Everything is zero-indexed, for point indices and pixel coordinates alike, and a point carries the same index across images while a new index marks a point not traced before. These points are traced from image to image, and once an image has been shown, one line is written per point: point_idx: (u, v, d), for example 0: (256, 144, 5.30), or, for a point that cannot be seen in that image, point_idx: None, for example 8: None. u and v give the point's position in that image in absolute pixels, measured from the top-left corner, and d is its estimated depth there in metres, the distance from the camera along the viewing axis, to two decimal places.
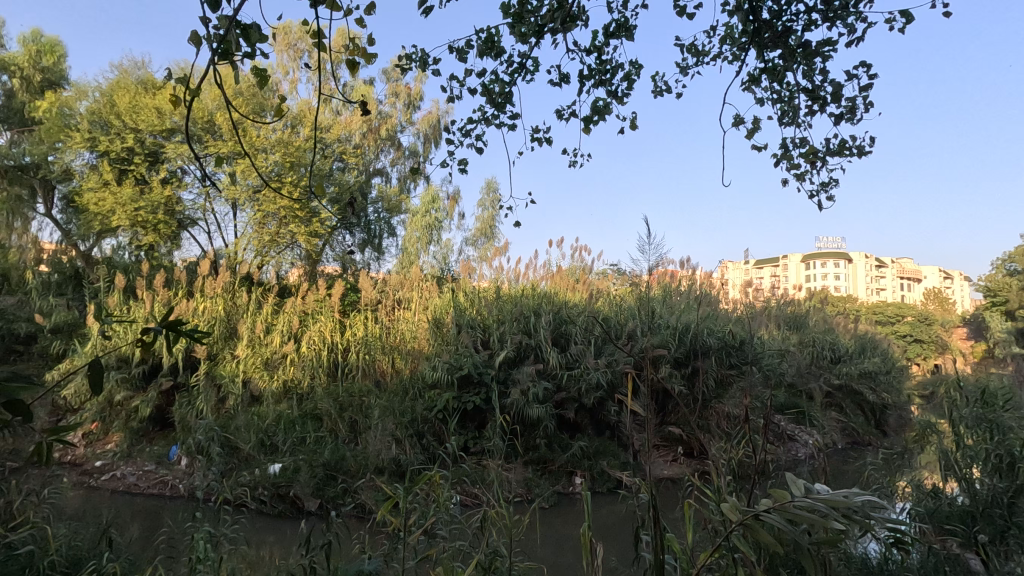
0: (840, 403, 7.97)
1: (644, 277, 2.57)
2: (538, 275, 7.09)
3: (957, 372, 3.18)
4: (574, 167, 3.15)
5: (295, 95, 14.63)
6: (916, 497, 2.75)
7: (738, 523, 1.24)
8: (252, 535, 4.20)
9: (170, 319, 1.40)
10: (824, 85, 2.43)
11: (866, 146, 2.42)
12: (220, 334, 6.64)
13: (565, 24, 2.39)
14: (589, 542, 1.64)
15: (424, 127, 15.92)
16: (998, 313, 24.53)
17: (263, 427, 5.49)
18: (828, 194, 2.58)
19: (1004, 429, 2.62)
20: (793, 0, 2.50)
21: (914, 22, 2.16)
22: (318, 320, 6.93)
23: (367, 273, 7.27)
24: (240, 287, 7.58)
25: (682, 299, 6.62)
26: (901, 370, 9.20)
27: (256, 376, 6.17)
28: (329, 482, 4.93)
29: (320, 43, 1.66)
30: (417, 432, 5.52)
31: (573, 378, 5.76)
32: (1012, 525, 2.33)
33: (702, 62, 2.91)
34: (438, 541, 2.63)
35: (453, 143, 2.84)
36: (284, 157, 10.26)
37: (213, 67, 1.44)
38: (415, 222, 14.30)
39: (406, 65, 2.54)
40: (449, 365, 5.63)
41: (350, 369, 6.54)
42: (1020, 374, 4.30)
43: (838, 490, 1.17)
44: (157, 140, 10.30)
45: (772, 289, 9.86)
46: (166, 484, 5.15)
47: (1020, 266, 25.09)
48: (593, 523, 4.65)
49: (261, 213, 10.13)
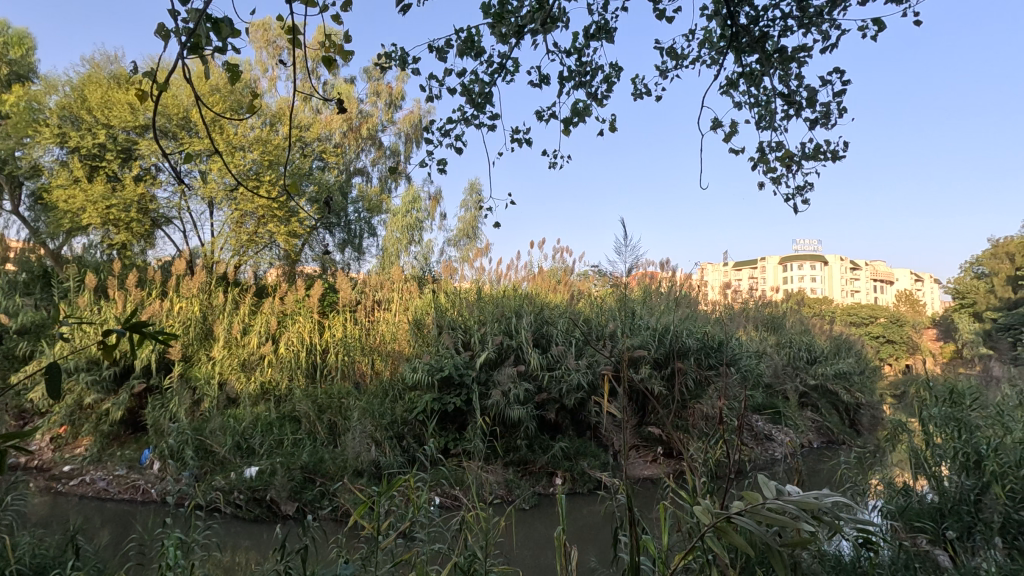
0: (815, 403, 8.11)
1: (623, 278, 2.58)
2: (520, 276, 7.09)
3: (927, 372, 3.25)
4: (555, 168, 3.15)
5: (274, 92, 14.42)
6: (887, 495, 2.79)
7: (709, 527, 1.25)
8: (226, 541, 4.12)
9: (134, 320, 1.33)
10: (800, 90, 2.47)
11: (840, 150, 2.47)
12: (196, 335, 6.51)
13: (545, 26, 2.38)
14: (563, 546, 1.63)
15: (406, 127, 15.84)
16: (967, 315, 25.20)
17: (240, 430, 5.38)
18: (804, 197, 2.61)
19: (971, 428, 2.69)
20: (769, 6, 2.54)
21: (886, 30, 2.21)
22: (297, 320, 6.84)
23: (347, 273, 7.19)
24: (217, 287, 7.44)
25: (662, 300, 6.67)
26: (875, 371, 9.39)
27: (232, 378, 6.07)
28: (307, 485, 4.83)
29: (294, 39, 1.62)
30: (397, 434, 5.48)
31: (554, 379, 5.76)
32: (979, 520, 2.39)
33: (680, 65, 2.94)
34: (415, 544, 2.58)
35: (433, 143, 2.82)
36: (263, 155, 10.11)
37: (182, 62, 1.39)
38: (396, 222, 14.16)
39: (385, 64, 2.51)
40: (430, 366, 5.59)
41: (328, 371, 6.49)
42: (986, 374, 4.42)
43: (807, 493, 1.18)
44: (130, 136, 10.05)
45: (751, 292, 10.01)
46: (138, 489, 5.02)
47: (986, 269, 25.94)
48: (573, 524, 4.64)
49: (238, 213, 9.99)
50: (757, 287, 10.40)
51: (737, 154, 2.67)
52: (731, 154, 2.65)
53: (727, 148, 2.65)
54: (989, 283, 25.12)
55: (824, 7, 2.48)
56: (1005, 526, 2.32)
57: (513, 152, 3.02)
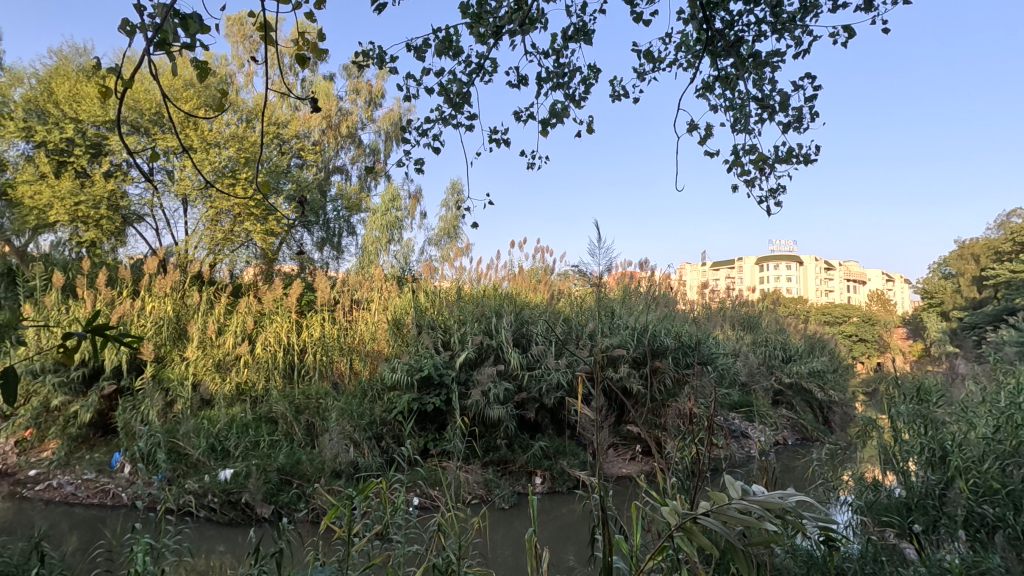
0: (790, 401, 8.27)
1: (600, 278, 2.59)
2: (500, 275, 7.08)
3: (895, 370, 3.35)
4: (533, 169, 3.15)
5: (250, 88, 14.16)
6: (857, 490, 2.84)
7: (675, 527, 1.27)
8: (200, 545, 4.06)
9: (96, 322, 1.29)
10: (773, 95, 2.51)
11: (812, 154, 2.52)
12: (169, 335, 6.38)
13: (523, 27, 2.37)
14: (534, 547, 1.63)
15: (386, 125, 15.74)
16: (934, 314, 25.95)
17: (214, 432, 5.28)
18: (776, 200, 2.65)
19: (936, 424, 2.78)
20: (744, 11, 2.58)
21: (856, 37, 2.26)
22: (274, 320, 6.76)
23: (325, 272, 7.12)
24: (191, 286, 7.28)
25: (640, 299, 6.72)
26: (847, 369, 9.59)
27: (207, 379, 5.96)
28: (283, 487, 4.76)
29: (265, 37, 1.58)
30: (376, 435, 5.44)
31: (534, 378, 5.78)
32: (943, 514, 2.45)
33: (658, 68, 2.97)
34: (392, 545, 2.55)
35: (410, 142, 2.79)
36: (239, 152, 9.97)
37: (148, 58, 1.36)
38: (376, 221, 14.03)
39: (361, 62, 2.48)
40: (409, 366, 5.56)
41: (306, 370, 6.42)
42: (953, 371, 4.54)
43: (771, 492, 1.20)
44: (100, 131, 9.79)
45: (727, 292, 10.19)
46: (107, 493, 4.89)
47: (954, 270, 26.78)
48: (551, 524, 4.65)
49: (213, 210, 9.85)
50: (734, 287, 10.58)
51: (712, 156, 2.71)
52: (705, 156, 2.69)
53: (702, 150, 2.68)
54: (956, 283, 25.92)
55: (796, 13, 2.53)
56: (968, 520, 2.38)
57: (490, 152, 3.01)
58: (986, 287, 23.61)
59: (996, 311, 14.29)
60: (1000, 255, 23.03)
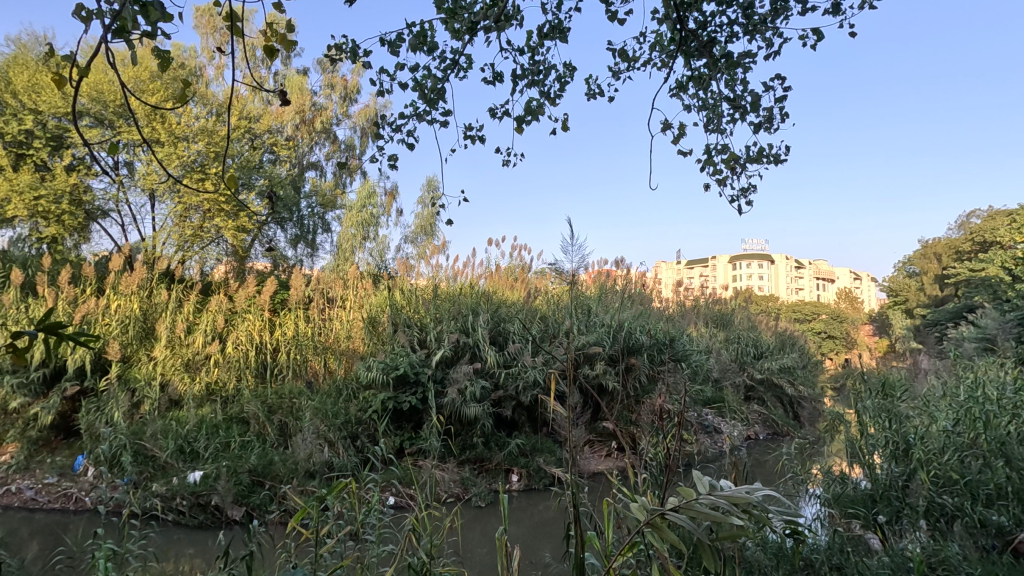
0: (761, 396, 8.44)
1: (575, 276, 2.59)
2: (477, 272, 7.04)
3: (861, 366, 3.44)
4: (508, 166, 3.14)
5: (221, 81, 13.82)
6: (825, 483, 2.90)
7: (644, 523, 1.27)
8: (168, 549, 3.95)
9: (48, 321, 1.19)
10: (744, 95, 2.55)
11: (781, 154, 2.56)
12: (135, 334, 6.20)
13: (498, 23, 2.34)
14: (505, 546, 1.62)
15: (361, 120, 15.58)
16: (899, 311, 26.80)
17: (183, 433, 5.12)
18: (748, 199, 2.68)
19: (900, 418, 2.85)
20: (717, 12, 2.60)
21: (825, 40, 2.31)
22: (245, 320, 6.64)
23: (299, 270, 7.01)
24: (159, 284, 7.08)
25: (616, 298, 6.78)
26: (816, 365, 9.82)
27: (175, 379, 5.79)
28: (255, 489, 4.66)
29: (232, 28, 1.52)
30: (351, 434, 5.37)
31: (510, 377, 5.78)
32: (906, 505, 2.51)
33: (632, 67, 2.98)
34: (367, 546, 2.49)
35: (384, 137, 2.74)
36: (209, 147, 9.73)
37: (106, 47, 1.30)
38: (351, 218, 13.82)
39: (334, 56, 2.42)
40: (384, 365, 5.50)
41: (279, 370, 6.31)
42: (916, 366, 4.69)
43: (738, 487, 1.20)
44: (61, 123, 9.43)
45: (701, 290, 10.35)
46: (69, 497, 4.70)
47: (917, 268, 27.71)
48: (527, 522, 4.64)
49: (182, 206, 9.63)
50: (708, 285, 10.77)
51: (685, 155, 2.73)
52: (679, 155, 2.71)
53: (676, 149, 2.70)
54: (919, 282, 26.76)
55: (767, 15, 2.57)
56: (929, 510, 2.45)
57: (465, 149, 2.98)
58: (947, 286, 24.46)
59: (956, 309, 14.76)
60: (960, 254, 23.87)
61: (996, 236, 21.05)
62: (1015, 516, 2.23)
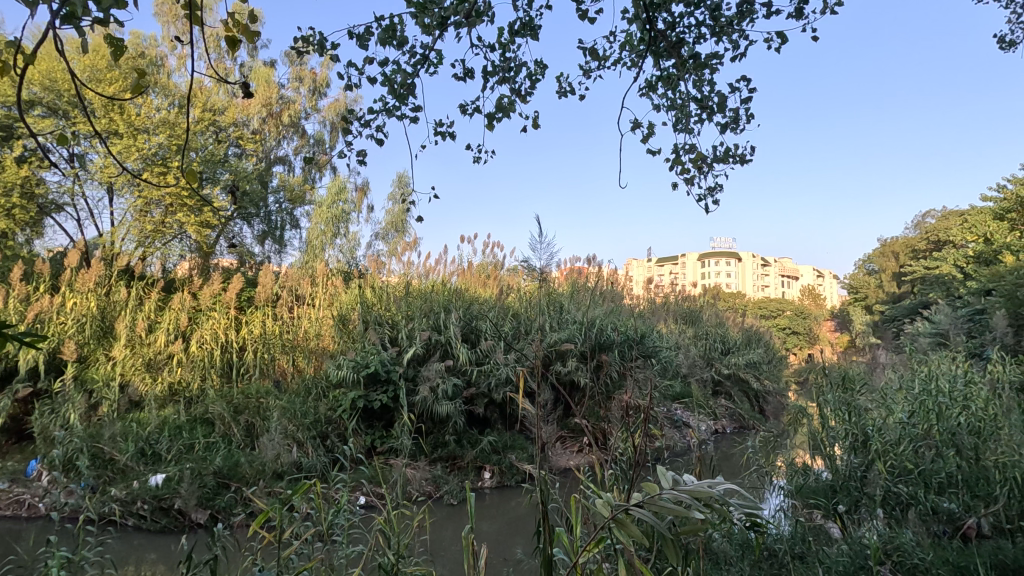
0: (728, 391, 8.63)
1: (546, 274, 2.59)
2: (449, 270, 7.00)
3: (823, 360, 3.55)
4: (480, 163, 3.12)
5: (183, 72, 13.40)
6: (789, 474, 2.98)
7: (609, 518, 1.28)
8: (127, 555, 3.81)
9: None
10: (711, 96, 2.59)
11: (747, 154, 2.62)
12: (93, 333, 5.97)
13: (469, 19, 2.32)
14: (472, 545, 1.61)
15: (331, 115, 15.34)
16: (859, 308, 27.77)
17: (144, 435, 4.94)
18: (714, 198, 2.73)
19: (859, 411, 2.95)
20: (685, 13, 2.64)
21: (788, 43, 2.36)
22: (210, 318, 6.47)
23: (267, 267, 6.87)
24: (119, 281, 6.85)
25: (587, 295, 6.84)
26: (780, 360, 10.09)
27: (136, 379, 5.59)
28: (220, 491, 4.54)
29: (191, 16, 1.46)
30: (320, 434, 5.30)
31: (483, 374, 5.77)
32: (864, 495, 2.60)
33: (603, 66, 3.00)
34: (337, 547, 2.45)
35: (352, 133, 2.69)
36: (171, 139, 9.45)
37: (53, 33, 1.24)
38: (320, 214, 13.58)
39: (301, 48, 2.36)
40: (355, 363, 5.43)
41: (246, 369, 6.16)
42: (874, 361, 4.86)
43: (701, 481, 1.22)
44: (11, 112, 9.00)
45: (671, 287, 10.52)
46: (21, 504, 4.49)
47: (877, 266, 28.71)
48: (499, 519, 4.64)
49: (143, 201, 9.32)
50: (677, 283, 10.97)
51: (653, 154, 2.77)
52: (649, 154, 2.74)
53: (646, 148, 2.73)
54: (878, 279, 27.74)
55: (734, 18, 2.62)
56: (885, 499, 2.54)
57: (435, 146, 2.95)
58: (904, 283, 25.42)
59: (912, 305, 15.33)
60: (916, 253, 24.83)
61: (949, 236, 21.96)
62: (964, 503, 2.34)
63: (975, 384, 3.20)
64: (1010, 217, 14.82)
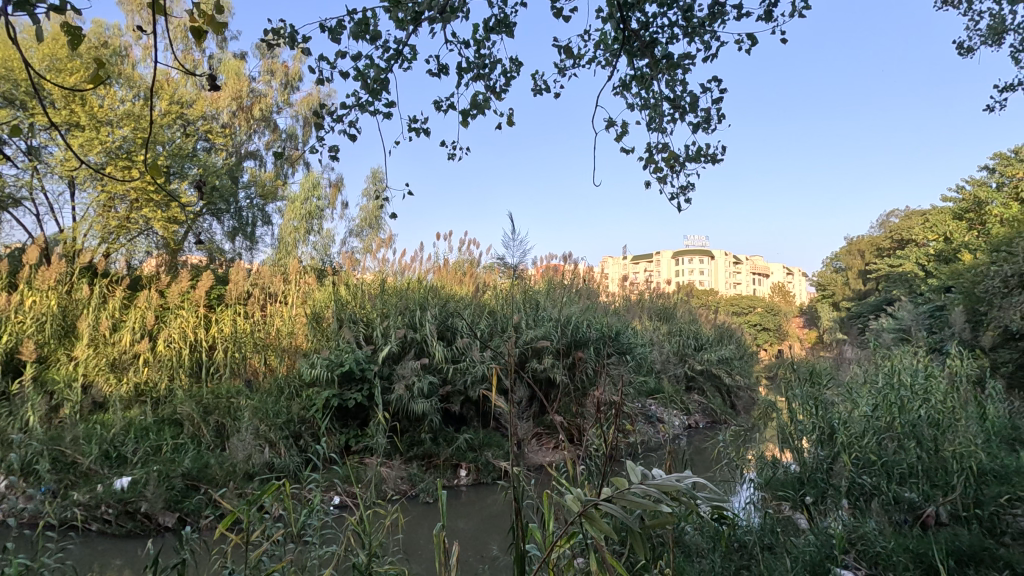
0: (700, 386, 8.78)
1: (521, 272, 2.59)
2: (425, 267, 6.96)
3: (792, 357, 3.64)
4: (454, 160, 3.10)
5: (149, 63, 13.00)
6: (759, 466, 3.04)
7: (579, 514, 1.28)
8: (91, 561, 3.69)
9: None
10: (684, 96, 2.62)
11: (718, 154, 2.67)
12: (53, 333, 5.77)
13: (443, 15, 2.30)
14: (443, 543, 1.61)
15: (304, 109, 15.09)
16: (827, 304, 28.55)
17: (109, 437, 4.79)
18: (687, 197, 2.77)
19: (826, 406, 3.03)
20: (659, 14, 2.67)
21: (758, 45, 2.41)
22: (178, 317, 6.31)
23: (239, 265, 6.74)
24: (81, 279, 6.62)
25: (563, 292, 6.88)
26: (751, 356, 10.32)
27: (100, 379, 5.42)
28: (189, 493, 4.43)
29: (154, 4, 1.41)
30: (293, 433, 5.22)
31: (459, 371, 5.75)
32: (830, 486, 2.68)
33: (578, 64, 3.02)
34: (309, 548, 2.41)
35: (324, 128, 2.65)
36: (136, 132, 9.17)
37: (4, 20, 1.18)
38: (293, 210, 13.36)
39: (271, 41, 2.31)
40: (329, 362, 5.36)
41: (216, 369, 6.02)
42: (840, 356, 5.01)
43: (669, 475, 1.24)
44: None
45: (645, 285, 10.66)
46: None
47: (843, 264, 29.55)
48: (475, 516, 4.63)
49: (106, 195, 9.01)
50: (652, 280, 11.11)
51: (627, 153, 2.79)
52: (622, 154, 2.76)
53: (619, 147, 2.76)
54: (844, 277, 28.56)
55: (706, 19, 2.65)
56: (850, 489, 2.63)
57: (410, 142, 2.92)
58: (869, 281, 26.23)
59: (876, 302, 15.83)
60: (881, 251, 25.62)
61: (912, 235, 22.73)
62: (924, 492, 2.44)
63: (935, 378, 3.32)
64: (968, 217, 15.44)
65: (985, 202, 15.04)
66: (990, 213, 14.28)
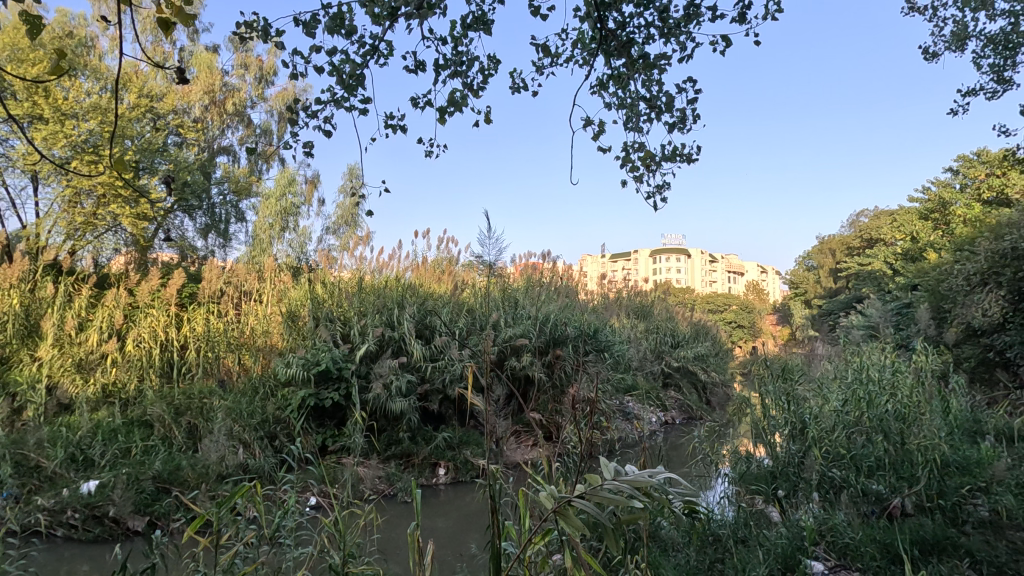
0: (677, 383, 8.89)
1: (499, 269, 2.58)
2: (403, 265, 6.91)
3: (765, 353, 3.71)
4: (432, 157, 3.08)
5: (115, 54, 12.59)
6: (733, 461, 3.10)
7: (553, 511, 1.28)
8: (56, 567, 3.58)
9: None
10: (659, 96, 2.65)
11: (693, 154, 2.70)
12: (16, 332, 5.58)
13: (420, 11, 2.29)
14: (418, 542, 1.60)
15: (278, 104, 14.84)
16: (799, 302, 29.17)
17: (75, 439, 4.65)
18: (662, 196, 2.80)
19: (798, 401, 3.10)
20: (635, 14, 2.68)
21: (732, 46, 2.45)
22: (148, 316, 6.15)
23: (212, 263, 6.60)
24: (45, 276, 6.40)
25: (541, 290, 6.90)
26: (726, 353, 10.49)
27: (65, 380, 5.26)
28: (160, 496, 4.33)
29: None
30: (268, 434, 5.14)
31: (437, 369, 5.73)
32: (801, 479, 2.75)
33: (556, 63, 3.02)
34: (284, 548, 2.37)
35: (299, 124, 2.61)
36: (103, 126, 8.90)
37: None
38: (268, 207, 13.14)
39: (243, 34, 2.26)
40: (305, 361, 5.29)
41: (188, 368, 5.89)
42: (812, 352, 5.12)
43: (641, 471, 1.25)
44: None
45: (623, 283, 10.76)
46: None
47: (815, 263, 30.22)
48: (453, 515, 4.62)
49: (72, 190, 8.73)
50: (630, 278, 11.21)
51: (604, 152, 2.81)
52: (599, 152, 2.78)
53: (596, 146, 2.77)
54: (817, 275, 29.20)
55: (681, 20, 2.68)
56: (820, 482, 2.69)
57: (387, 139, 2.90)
58: (840, 279, 26.87)
59: (847, 299, 16.25)
60: (851, 250, 26.28)
61: (881, 235, 23.36)
62: (890, 484, 2.52)
63: (902, 373, 3.42)
64: (934, 217, 15.94)
65: (949, 203, 15.53)
66: (955, 213, 14.75)
